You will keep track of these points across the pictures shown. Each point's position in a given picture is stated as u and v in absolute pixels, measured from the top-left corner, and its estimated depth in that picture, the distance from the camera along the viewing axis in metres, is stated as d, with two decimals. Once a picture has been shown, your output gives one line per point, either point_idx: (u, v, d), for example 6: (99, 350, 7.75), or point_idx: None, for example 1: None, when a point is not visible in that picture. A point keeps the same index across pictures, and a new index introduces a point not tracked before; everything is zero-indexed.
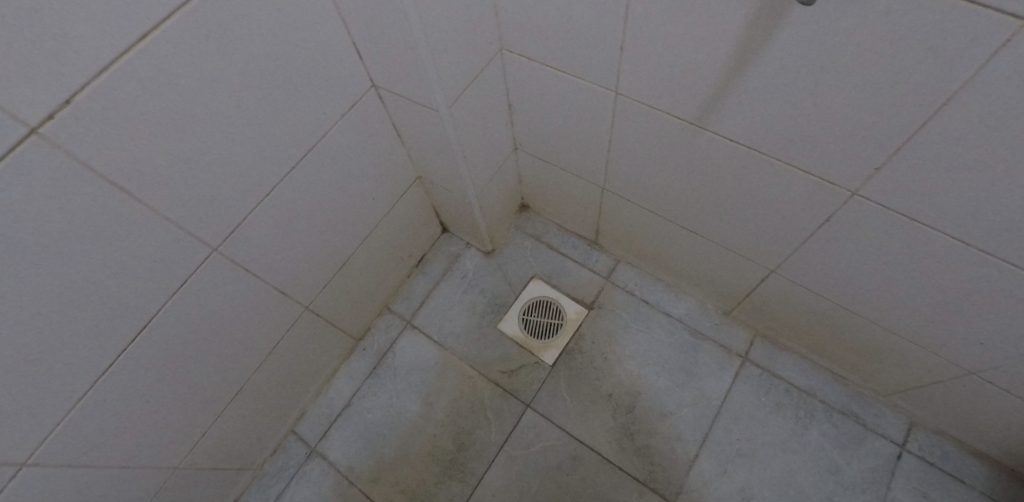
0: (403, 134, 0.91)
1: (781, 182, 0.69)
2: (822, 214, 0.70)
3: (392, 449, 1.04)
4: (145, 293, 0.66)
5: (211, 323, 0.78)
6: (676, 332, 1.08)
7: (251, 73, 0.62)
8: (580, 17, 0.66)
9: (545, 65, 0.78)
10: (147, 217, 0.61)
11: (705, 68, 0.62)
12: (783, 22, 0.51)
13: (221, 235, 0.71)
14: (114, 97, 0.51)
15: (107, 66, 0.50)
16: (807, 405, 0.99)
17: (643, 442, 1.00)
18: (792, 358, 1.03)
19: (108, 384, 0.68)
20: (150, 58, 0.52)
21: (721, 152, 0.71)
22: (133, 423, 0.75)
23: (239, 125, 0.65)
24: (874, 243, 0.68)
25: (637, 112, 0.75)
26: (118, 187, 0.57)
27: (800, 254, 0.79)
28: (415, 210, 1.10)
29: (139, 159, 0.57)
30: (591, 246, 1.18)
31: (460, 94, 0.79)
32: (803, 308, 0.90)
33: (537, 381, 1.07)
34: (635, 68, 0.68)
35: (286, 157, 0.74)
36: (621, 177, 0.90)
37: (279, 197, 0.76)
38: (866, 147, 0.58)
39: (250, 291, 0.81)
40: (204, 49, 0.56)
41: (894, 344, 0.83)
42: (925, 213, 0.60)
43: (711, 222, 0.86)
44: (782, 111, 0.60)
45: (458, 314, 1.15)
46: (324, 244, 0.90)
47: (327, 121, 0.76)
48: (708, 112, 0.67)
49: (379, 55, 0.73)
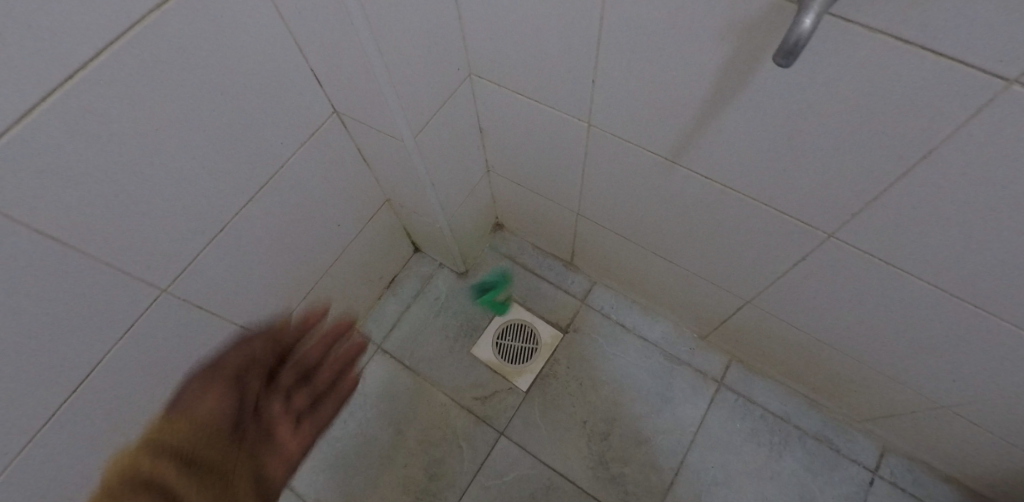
0: (370, 158, 0.88)
1: (755, 220, 0.69)
2: (797, 252, 0.69)
3: (362, 480, 1.03)
4: (91, 342, 0.62)
5: (165, 364, 0.74)
6: (652, 356, 1.08)
7: (202, 108, 0.58)
8: (550, 48, 0.64)
9: (515, 93, 0.75)
10: (86, 264, 0.56)
11: (678, 106, 0.60)
12: (758, 70, 0.50)
13: (172, 276, 0.67)
14: (40, 142, 0.47)
15: (31, 109, 0.45)
16: (780, 430, 1.00)
17: (617, 470, 1.00)
18: (766, 381, 1.04)
19: (53, 439, 0.64)
20: (80, 99, 0.47)
21: (696, 189, 0.70)
22: (83, 473, 0.71)
23: (189, 162, 0.60)
24: (847, 283, 0.68)
25: (610, 144, 0.73)
26: (51, 237, 0.52)
27: (774, 288, 0.79)
28: (386, 233, 1.07)
29: (73, 206, 0.52)
30: (567, 267, 1.18)
31: (427, 122, 0.76)
32: (776, 337, 0.90)
33: (511, 408, 1.06)
34: (607, 101, 0.66)
35: (243, 191, 0.70)
36: (596, 205, 0.89)
37: (237, 231, 0.72)
38: (843, 194, 0.57)
39: (209, 327, 0.78)
40: (144, 85, 0.51)
41: (865, 374, 0.84)
42: (899, 259, 0.60)
43: (685, 253, 0.85)
44: (756, 153, 0.59)
45: (431, 338, 1.14)
46: (289, 275, 0.87)
47: (286, 150, 0.72)
48: (682, 149, 0.66)
49: (340, 83, 0.69)
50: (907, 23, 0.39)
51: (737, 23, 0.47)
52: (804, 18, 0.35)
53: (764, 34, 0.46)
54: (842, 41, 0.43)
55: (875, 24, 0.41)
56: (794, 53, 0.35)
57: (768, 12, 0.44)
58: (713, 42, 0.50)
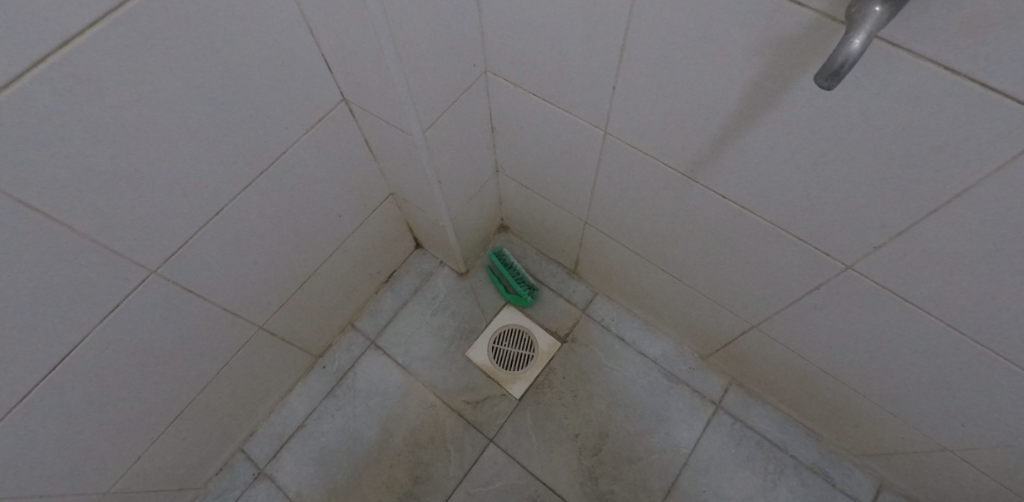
0: (376, 150, 0.86)
1: (771, 244, 0.66)
2: (811, 280, 0.67)
3: (346, 476, 1.02)
4: (73, 321, 0.60)
5: (151, 347, 0.71)
6: (650, 373, 1.06)
7: (204, 87, 0.55)
8: (571, 51, 0.61)
9: (531, 94, 0.73)
10: (73, 240, 0.54)
11: (701, 121, 0.58)
12: (790, 89, 0.47)
13: (162, 257, 0.64)
14: (26, 111, 0.44)
15: (18, 77, 0.42)
16: (776, 459, 0.98)
17: (605, 487, 0.99)
18: (766, 407, 1.02)
19: (26, 417, 0.62)
20: (72, 69, 0.45)
21: (711, 207, 0.68)
22: (59, 454, 0.69)
23: (188, 142, 0.58)
24: (861, 317, 0.66)
25: (625, 154, 0.71)
26: (35, 210, 0.49)
27: (783, 314, 0.76)
28: (388, 226, 1.05)
29: (60, 180, 0.50)
30: (570, 275, 1.15)
31: (437, 117, 0.73)
32: (779, 364, 0.88)
33: (502, 415, 1.04)
34: (626, 110, 0.64)
35: (243, 174, 0.67)
36: (605, 215, 0.87)
37: (234, 216, 0.70)
38: (870, 225, 0.54)
39: (200, 313, 0.76)
40: (143, 59, 0.49)
41: (870, 409, 0.81)
42: (920, 297, 0.57)
43: (694, 271, 0.83)
44: (780, 176, 0.57)
45: (426, 337, 1.12)
46: (285, 263, 0.85)
47: (290, 136, 0.70)
48: (700, 165, 0.63)
49: (350, 70, 0.67)
50: (958, 51, 0.37)
51: (772, 37, 0.45)
52: (852, 39, 0.32)
53: (801, 52, 0.44)
54: (885, 65, 0.41)
55: (924, 50, 0.38)
56: (839, 75, 0.32)
57: (808, 28, 0.42)
58: (745, 56, 0.48)
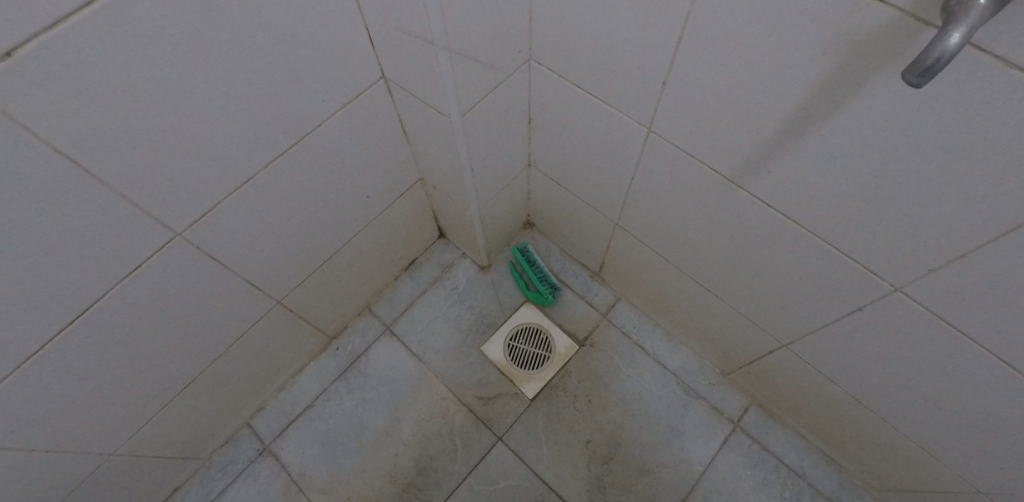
0: (410, 132, 0.84)
1: (815, 260, 0.63)
2: (852, 301, 0.64)
3: (351, 461, 1.01)
4: (94, 276, 0.60)
5: (169, 310, 0.71)
6: (668, 385, 1.03)
7: (244, 50, 0.54)
8: (622, 42, 0.59)
9: (575, 86, 0.71)
10: (104, 194, 0.54)
11: (754, 125, 0.55)
12: (858, 94, 0.45)
13: (188, 220, 0.64)
14: (69, 54, 0.43)
15: (64, 17, 0.41)
16: (793, 485, 0.95)
17: (612, 497, 0.96)
18: (786, 431, 0.98)
19: (39, 370, 0.62)
20: (118, 16, 0.44)
21: (752, 216, 0.65)
22: (71, 408, 0.69)
23: (223, 105, 0.57)
24: (903, 345, 0.63)
25: (667, 154, 0.68)
26: (69, 158, 0.49)
27: (818, 336, 0.73)
28: (413, 213, 1.04)
29: (96, 132, 0.49)
30: (593, 277, 1.13)
31: (476, 102, 0.72)
32: (806, 387, 0.85)
33: (512, 414, 1.02)
34: (675, 108, 0.61)
35: (275, 144, 0.66)
36: (638, 217, 0.85)
37: (261, 186, 0.69)
38: (924, 248, 0.51)
39: (220, 281, 0.75)
40: (188, 14, 0.48)
41: (901, 444, 0.77)
42: (975, 329, 0.54)
43: (727, 283, 0.80)
44: (832, 190, 0.54)
45: (442, 328, 1.11)
46: (308, 239, 0.84)
47: (327, 108, 0.69)
48: (746, 171, 0.61)
49: (394, 46, 0.65)
50: None
51: (845, 38, 0.42)
52: (950, 34, 0.31)
53: (875, 55, 0.41)
54: (968, 73, 0.38)
55: (1013, 58, 0.35)
56: (931, 72, 0.31)
57: (887, 28, 0.39)
58: (812, 58, 0.45)
